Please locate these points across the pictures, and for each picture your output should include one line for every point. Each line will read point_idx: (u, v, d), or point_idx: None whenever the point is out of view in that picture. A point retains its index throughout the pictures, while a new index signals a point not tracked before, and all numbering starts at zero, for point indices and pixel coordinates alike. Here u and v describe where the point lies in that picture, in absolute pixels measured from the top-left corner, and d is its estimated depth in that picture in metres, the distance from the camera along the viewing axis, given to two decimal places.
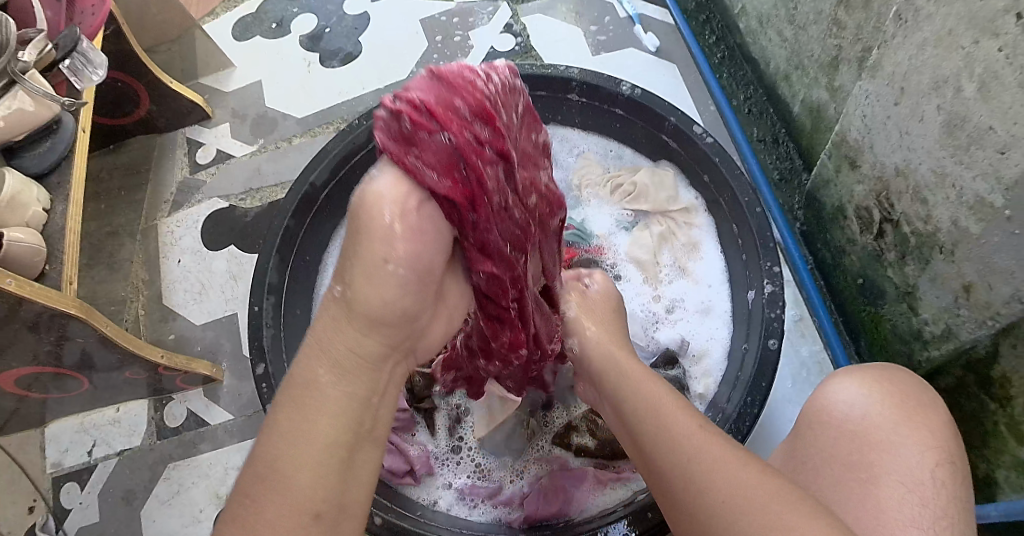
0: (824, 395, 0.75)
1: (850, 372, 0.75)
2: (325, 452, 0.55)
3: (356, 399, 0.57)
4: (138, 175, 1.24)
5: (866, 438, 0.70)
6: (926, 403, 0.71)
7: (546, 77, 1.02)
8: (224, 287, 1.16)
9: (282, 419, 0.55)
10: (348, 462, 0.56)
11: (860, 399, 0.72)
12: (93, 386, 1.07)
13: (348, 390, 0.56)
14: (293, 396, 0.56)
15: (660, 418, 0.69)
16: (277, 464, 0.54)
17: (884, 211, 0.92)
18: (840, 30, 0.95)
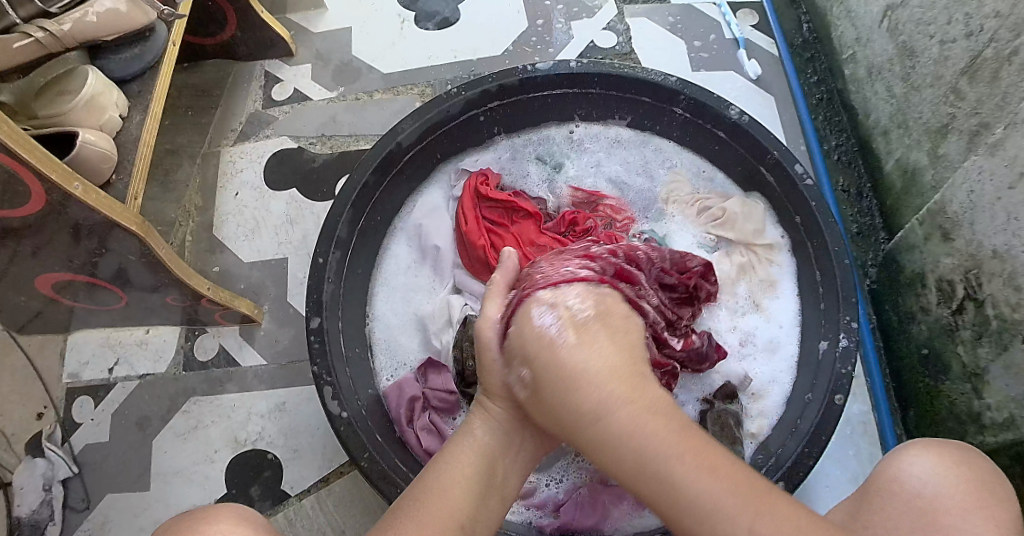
0: (895, 465, 0.74)
1: (925, 446, 0.75)
2: (465, 485, 0.61)
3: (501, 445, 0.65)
4: (209, 98, 1.19)
5: (935, 516, 0.70)
6: (1000, 498, 0.71)
7: (655, 85, 0.98)
8: (277, 229, 1.11)
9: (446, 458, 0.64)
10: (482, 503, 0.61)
11: (933, 476, 0.72)
12: (128, 303, 1.03)
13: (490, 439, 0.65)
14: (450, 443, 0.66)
15: (611, 419, 0.58)
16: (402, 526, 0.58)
17: (969, 288, 0.91)
18: (957, 99, 0.94)
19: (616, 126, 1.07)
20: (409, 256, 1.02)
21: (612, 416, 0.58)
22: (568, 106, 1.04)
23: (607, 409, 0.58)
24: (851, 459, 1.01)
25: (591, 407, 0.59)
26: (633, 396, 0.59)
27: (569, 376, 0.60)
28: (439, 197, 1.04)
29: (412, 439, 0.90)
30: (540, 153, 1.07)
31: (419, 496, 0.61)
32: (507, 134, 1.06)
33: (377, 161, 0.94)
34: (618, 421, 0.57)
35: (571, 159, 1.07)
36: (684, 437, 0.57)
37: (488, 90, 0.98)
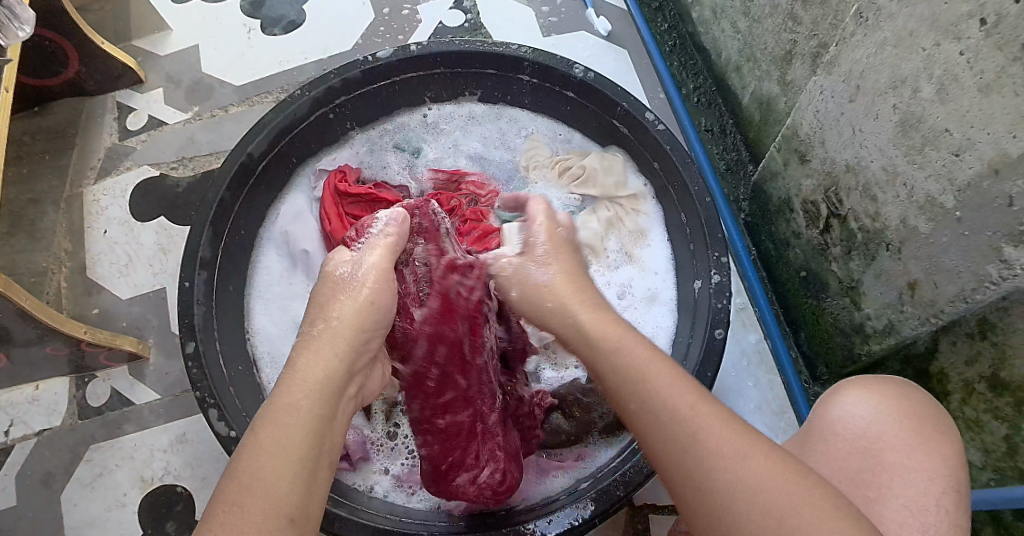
0: (835, 407, 0.70)
1: (861, 385, 0.70)
2: (294, 456, 0.57)
3: (317, 429, 0.59)
4: (64, 139, 1.16)
5: (877, 456, 0.65)
6: (939, 428, 0.66)
7: (496, 55, 0.96)
8: (152, 260, 1.09)
9: (262, 436, 0.57)
10: (315, 479, 0.57)
11: (872, 415, 0.67)
12: (11, 362, 0.99)
13: (306, 414, 0.59)
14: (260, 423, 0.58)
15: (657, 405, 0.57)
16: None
17: (831, 205, 0.91)
18: (796, 24, 0.93)
19: (469, 102, 1.05)
20: (280, 265, 1.01)
21: (662, 395, 0.57)
22: (417, 89, 1.02)
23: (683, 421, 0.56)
24: (751, 391, 1.02)
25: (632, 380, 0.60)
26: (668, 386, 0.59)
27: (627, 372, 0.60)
28: (302, 201, 1.02)
29: None
30: (396, 141, 1.05)
31: (238, 492, 0.54)
32: (361, 128, 1.04)
33: (230, 177, 0.92)
34: (667, 406, 0.57)
35: (429, 142, 1.05)
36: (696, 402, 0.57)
37: (332, 86, 0.96)
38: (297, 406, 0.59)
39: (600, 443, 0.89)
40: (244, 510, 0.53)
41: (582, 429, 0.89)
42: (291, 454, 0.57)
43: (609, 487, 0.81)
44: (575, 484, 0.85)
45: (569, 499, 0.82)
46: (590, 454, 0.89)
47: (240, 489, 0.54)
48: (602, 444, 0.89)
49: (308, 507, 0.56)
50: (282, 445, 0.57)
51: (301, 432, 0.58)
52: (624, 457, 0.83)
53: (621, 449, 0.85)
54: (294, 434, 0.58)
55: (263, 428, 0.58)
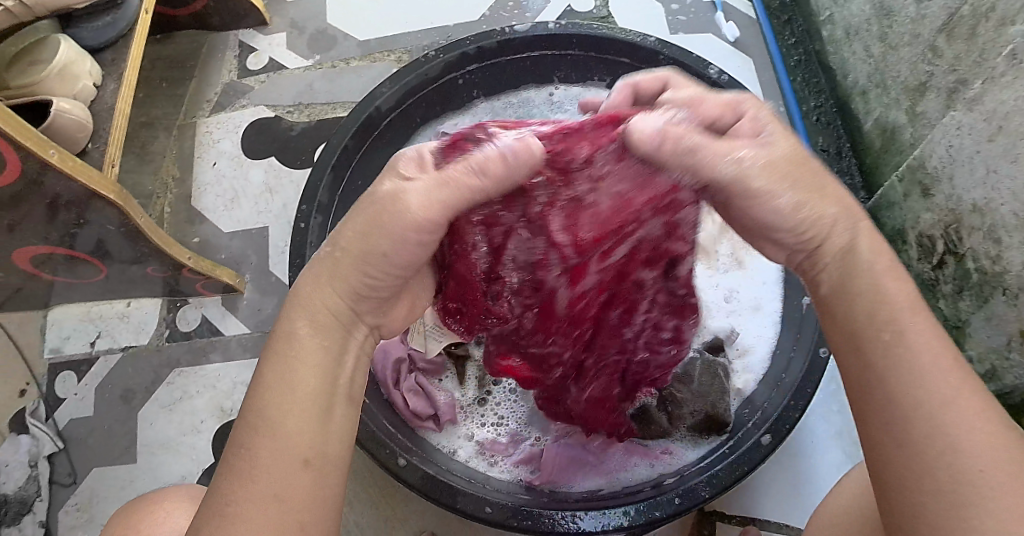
0: None
1: None
2: (306, 394, 0.55)
3: (328, 357, 0.57)
4: (183, 69, 1.20)
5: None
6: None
7: (632, 46, 0.98)
8: (256, 198, 1.12)
9: (269, 371, 0.55)
10: (329, 414, 0.56)
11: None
12: (108, 276, 1.01)
13: (320, 347, 0.56)
14: (270, 353, 0.56)
15: (907, 358, 0.50)
16: (218, 513, 0.51)
17: (950, 243, 0.91)
18: (935, 56, 0.93)
19: (596, 88, 1.06)
20: None
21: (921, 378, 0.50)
22: (547, 68, 1.04)
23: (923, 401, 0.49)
24: (835, 416, 1.01)
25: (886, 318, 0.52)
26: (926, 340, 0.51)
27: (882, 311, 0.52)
28: None
29: (399, 400, 0.91)
30: (520, 115, 1.08)
31: (250, 434, 0.53)
32: (487, 97, 1.07)
33: (356, 123, 0.94)
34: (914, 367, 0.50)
35: (552, 121, 1.08)
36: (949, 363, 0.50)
37: (466, 52, 0.98)
38: (298, 338, 0.56)
39: (686, 441, 0.90)
40: (255, 453, 0.53)
41: (671, 426, 0.89)
42: (296, 394, 0.54)
43: (696, 487, 0.81)
44: (659, 479, 0.86)
45: (654, 491, 0.82)
46: (676, 451, 0.90)
47: (251, 431, 0.53)
48: (689, 444, 0.90)
49: (324, 439, 0.55)
50: (295, 382, 0.55)
51: (315, 369, 0.56)
52: (710, 460, 0.84)
53: (709, 453, 0.87)
54: (303, 368, 0.55)
55: (270, 366, 0.55)
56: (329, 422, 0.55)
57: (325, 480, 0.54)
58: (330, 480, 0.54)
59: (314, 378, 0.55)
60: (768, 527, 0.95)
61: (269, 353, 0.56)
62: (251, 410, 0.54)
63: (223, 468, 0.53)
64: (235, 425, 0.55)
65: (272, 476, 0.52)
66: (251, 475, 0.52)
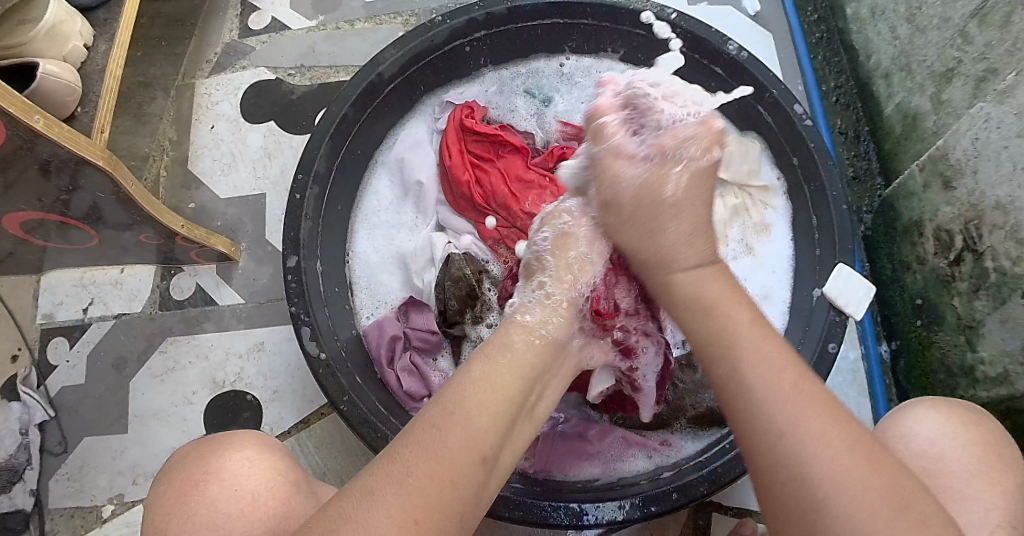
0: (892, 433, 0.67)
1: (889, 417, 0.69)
2: (506, 396, 0.58)
3: (526, 371, 0.61)
4: (182, 27, 1.15)
5: (936, 479, 0.63)
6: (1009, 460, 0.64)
7: (647, 16, 0.94)
8: (255, 163, 1.09)
9: (477, 366, 0.59)
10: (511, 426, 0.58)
11: (939, 437, 0.65)
12: (101, 242, 0.99)
13: (527, 357, 0.62)
14: (483, 350, 0.62)
15: (750, 380, 0.55)
16: (393, 478, 0.51)
17: (969, 239, 0.88)
18: (965, 42, 0.88)
19: (609, 60, 1.03)
20: (392, 193, 1.00)
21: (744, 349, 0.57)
22: (558, 37, 1.00)
23: (741, 361, 0.56)
24: None
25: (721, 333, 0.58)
26: (762, 356, 0.56)
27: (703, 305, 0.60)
28: (423, 130, 1.01)
29: (393, 380, 0.88)
30: (529, 86, 1.04)
31: (440, 411, 0.55)
32: (494, 67, 1.02)
33: (358, 90, 0.90)
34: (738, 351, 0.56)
35: (561, 93, 1.04)
36: (801, 387, 0.54)
37: (474, 19, 0.93)
38: (512, 350, 0.62)
39: (686, 433, 0.88)
40: (441, 432, 0.54)
41: (672, 417, 0.87)
42: (495, 397, 0.57)
43: (694, 483, 0.79)
44: (657, 471, 0.84)
45: (652, 485, 0.80)
46: (674, 442, 0.88)
47: (442, 411, 0.55)
48: (688, 436, 0.88)
49: (497, 454, 0.56)
50: (497, 379, 0.59)
51: (515, 373, 0.60)
52: (710, 455, 0.82)
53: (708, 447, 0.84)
54: (510, 370, 0.60)
55: (478, 362, 0.60)
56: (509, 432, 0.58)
57: (486, 483, 0.55)
58: (486, 486, 0.55)
59: (505, 387, 0.59)
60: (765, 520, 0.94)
61: (483, 351, 0.62)
62: (445, 389, 0.57)
63: (402, 436, 0.55)
64: (425, 405, 0.57)
65: (451, 457, 0.52)
66: (437, 454, 0.53)
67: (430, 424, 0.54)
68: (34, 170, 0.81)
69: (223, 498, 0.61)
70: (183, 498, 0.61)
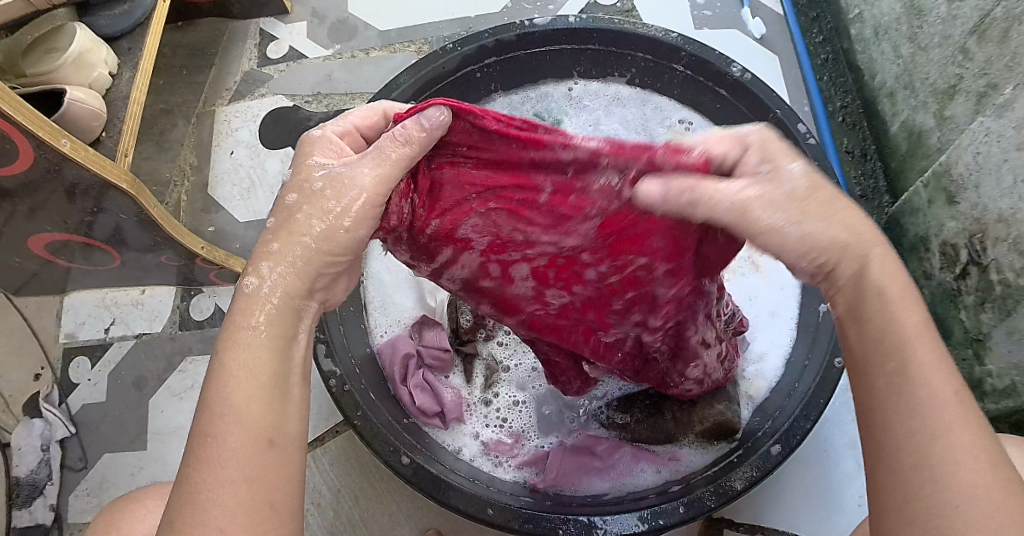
0: None
1: None
2: (257, 375, 0.56)
3: (280, 341, 0.58)
4: (204, 57, 1.20)
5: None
6: None
7: (654, 41, 0.97)
8: (273, 187, 1.12)
9: (227, 358, 0.56)
10: (283, 408, 0.56)
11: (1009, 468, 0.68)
12: (123, 264, 1.02)
13: (275, 331, 0.58)
14: (226, 333, 0.57)
15: (915, 377, 0.52)
16: (194, 504, 0.51)
17: (973, 252, 0.89)
18: (966, 59, 0.90)
19: (617, 84, 1.06)
20: None
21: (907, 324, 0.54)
22: (567, 63, 1.03)
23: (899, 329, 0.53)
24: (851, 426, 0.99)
25: (894, 346, 0.53)
26: (932, 359, 0.52)
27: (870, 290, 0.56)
28: None
29: (406, 397, 0.90)
30: (538, 109, 1.07)
31: (218, 424, 0.53)
32: (505, 91, 1.05)
33: None
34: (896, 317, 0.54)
35: (570, 116, 1.07)
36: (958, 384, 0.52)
37: (484, 45, 0.97)
38: (255, 332, 0.58)
39: (695, 447, 0.89)
40: (218, 442, 0.53)
41: (680, 431, 0.88)
42: (249, 385, 0.55)
43: (702, 495, 0.80)
44: (666, 485, 0.85)
45: (660, 499, 0.81)
46: (684, 456, 0.89)
47: (214, 414, 0.54)
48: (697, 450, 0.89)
49: (287, 431, 0.55)
50: (256, 367, 0.56)
51: (262, 351, 0.57)
52: (719, 467, 0.82)
53: (716, 461, 0.85)
54: (241, 349, 0.56)
55: (228, 351, 0.56)
56: (278, 414, 0.55)
57: (282, 466, 0.54)
58: (292, 463, 0.55)
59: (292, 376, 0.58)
60: None
61: (232, 324, 0.58)
62: (205, 400, 0.55)
63: (188, 458, 0.53)
64: (194, 416, 0.55)
65: (238, 462, 0.52)
66: (219, 461, 0.52)
67: (201, 440, 0.53)
68: (59, 193, 0.85)
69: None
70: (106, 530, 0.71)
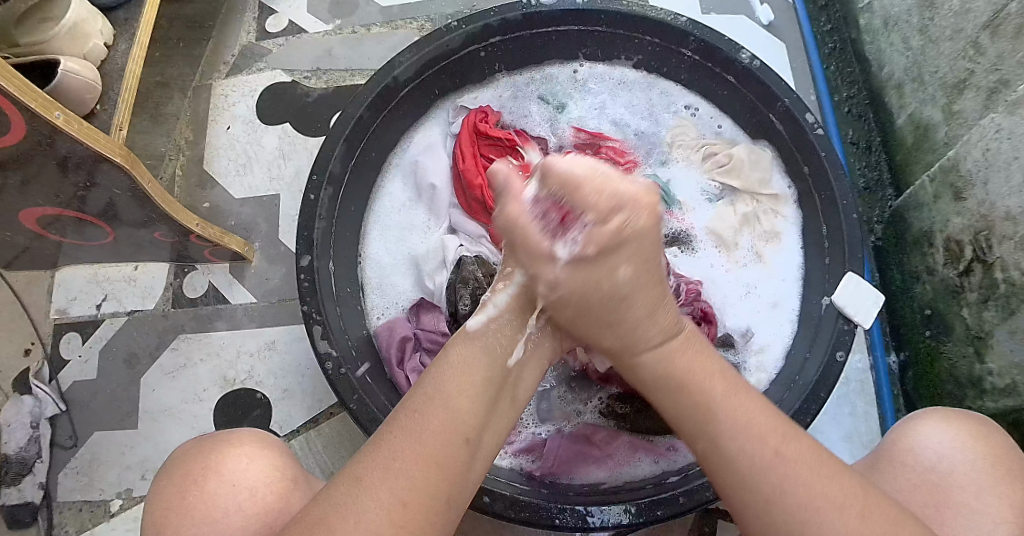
0: (910, 437, 0.70)
1: (943, 418, 0.70)
2: (466, 394, 0.60)
3: (491, 374, 0.62)
4: (201, 29, 1.17)
5: (947, 494, 0.66)
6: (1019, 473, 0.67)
7: (663, 26, 0.95)
8: (270, 164, 1.10)
9: (437, 378, 0.61)
10: (488, 417, 0.61)
11: (949, 450, 0.68)
12: (116, 239, 1.00)
13: (476, 358, 0.63)
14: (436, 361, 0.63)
15: (720, 418, 0.60)
16: (380, 463, 0.56)
17: (978, 249, 0.88)
18: (978, 53, 0.88)
19: (623, 67, 1.04)
20: (404, 195, 1.01)
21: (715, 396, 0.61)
22: (573, 44, 1.01)
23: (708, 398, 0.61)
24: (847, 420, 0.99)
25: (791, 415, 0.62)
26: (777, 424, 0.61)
27: (676, 365, 0.64)
28: (437, 134, 1.02)
29: (402, 380, 0.88)
30: (543, 92, 1.05)
31: (412, 419, 0.58)
32: (508, 72, 1.03)
33: (373, 94, 0.91)
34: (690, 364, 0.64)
35: (574, 99, 1.04)
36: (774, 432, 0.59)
37: (490, 24, 0.94)
38: (468, 362, 0.62)
39: None
40: (413, 443, 0.57)
41: None
42: (457, 400, 0.60)
43: (700, 487, 0.79)
44: (663, 476, 0.84)
45: (659, 489, 0.81)
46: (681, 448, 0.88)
47: (421, 402, 0.59)
48: None
49: (476, 436, 0.60)
50: (462, 387, 0.60)
51: (465, 377, 0.61)
52: None
53: None
54: (453, 373, 0.61)
55: (438, 372, 0.62)
56: (470, 422, 0.59)
57: (469, 468, 0.59)
58: (474, 467, 0.59)
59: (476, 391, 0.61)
60: None
61: (446, 353, 0.63)
62: (404, 406, 0.60)
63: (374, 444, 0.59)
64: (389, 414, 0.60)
65: (423, 457, 0.57)
66: (399, 456, 0.57)
67: (392, 435, 0.58)
68: (53, 167, 0.82)
69: (219, 495, 0.65)
70: (182, 492, 0.65)
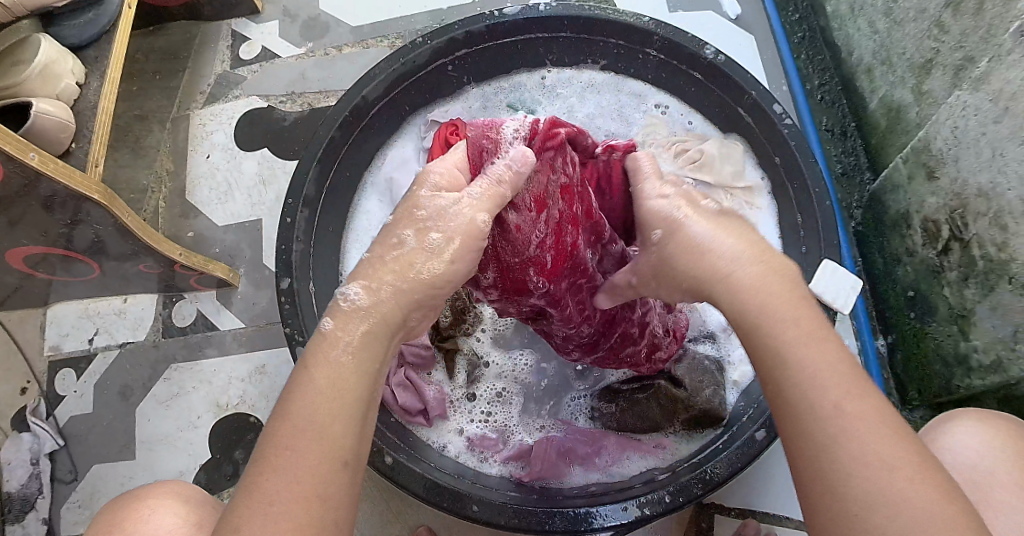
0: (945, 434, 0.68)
1: (979, 417, 0.68)
2: (342, 399, 0.54)
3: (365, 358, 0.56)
4: (177, 61, 1.19)
5: (984, 490, 0.63)
6: None
7: (626, 26, 0.95)
8: (250, 190, 1.11)
9: (315, 376, 0.54)
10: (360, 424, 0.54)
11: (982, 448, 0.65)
12: (103, 274, 1.01)
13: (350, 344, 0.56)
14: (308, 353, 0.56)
15: (796, 381, 0.52)
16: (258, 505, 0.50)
17: (955, 228, 0.88)
18: (941, 32, 0.88)
19: (590, 70, 1.04)
20: (381, 211, 1.01)
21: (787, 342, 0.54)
22: (539, 51, 1.02)
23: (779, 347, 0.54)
24: None
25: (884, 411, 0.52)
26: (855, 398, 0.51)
27: (744, 320, 0.56)
28: (410, 149, 1.02)
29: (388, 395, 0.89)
30: (511, 100, 1.05)
31: (291, 434, 0.52)
32: (477, 83, 1.04)
33: (344, 114, 0.92)
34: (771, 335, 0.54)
35: (543, 105, 1.05)
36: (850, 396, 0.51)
37: (454, 38, 0.95)
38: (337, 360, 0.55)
39: (681, 436, 0.89)
40: (293, 455, 0.51)
41: (665, 419, 0.88)
42: (327, 402, 0.53)
43: (687, 484, 0.79)
44: (652, 474, 0.84)
45: (647, 488, 0.80)
46: (670, 445, 0.89)
47: (298, 433, 0.52)
48: (683, 438, 0.89)
49: (359, 449, 0.54)
50: (337, 387, 0.54)
51: (342, 375, 0.55)
52: (705, 456, 0.82)
53: (702, 449, 0.85)
54: (321, 369, 0.54)
55: (314, 367, 0.55)
56: (339, 437, 0.53)
57: (350, 490, 0.53)
58: (350, 492, 0.53)
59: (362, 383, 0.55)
60: (768, 520, 0.94)
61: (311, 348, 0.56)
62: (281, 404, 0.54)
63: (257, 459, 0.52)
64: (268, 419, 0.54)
65: (307, 479, 0.51)
66: (290, 474, 0.51)
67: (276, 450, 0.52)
68: (32, 207, 0.84)
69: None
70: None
